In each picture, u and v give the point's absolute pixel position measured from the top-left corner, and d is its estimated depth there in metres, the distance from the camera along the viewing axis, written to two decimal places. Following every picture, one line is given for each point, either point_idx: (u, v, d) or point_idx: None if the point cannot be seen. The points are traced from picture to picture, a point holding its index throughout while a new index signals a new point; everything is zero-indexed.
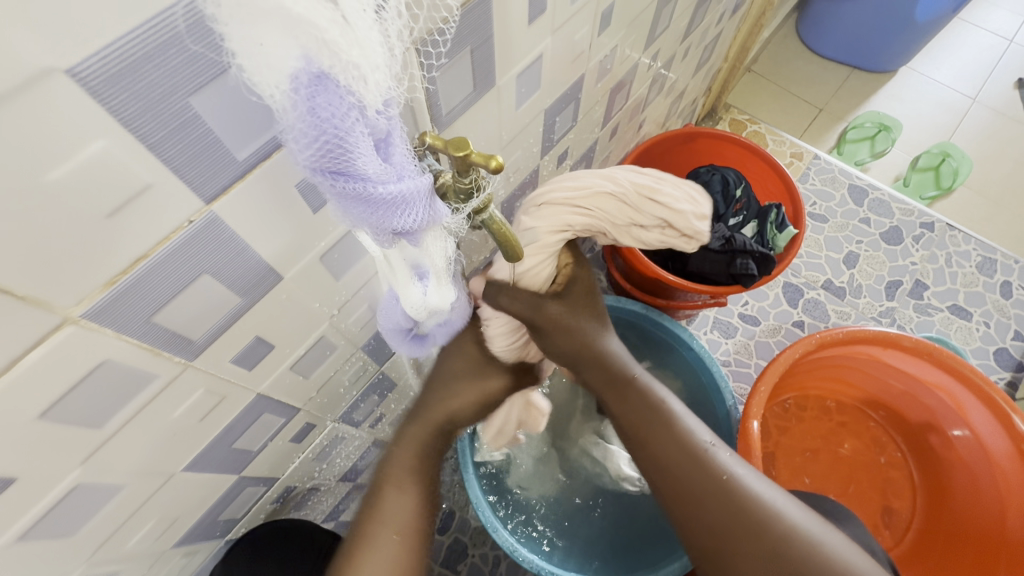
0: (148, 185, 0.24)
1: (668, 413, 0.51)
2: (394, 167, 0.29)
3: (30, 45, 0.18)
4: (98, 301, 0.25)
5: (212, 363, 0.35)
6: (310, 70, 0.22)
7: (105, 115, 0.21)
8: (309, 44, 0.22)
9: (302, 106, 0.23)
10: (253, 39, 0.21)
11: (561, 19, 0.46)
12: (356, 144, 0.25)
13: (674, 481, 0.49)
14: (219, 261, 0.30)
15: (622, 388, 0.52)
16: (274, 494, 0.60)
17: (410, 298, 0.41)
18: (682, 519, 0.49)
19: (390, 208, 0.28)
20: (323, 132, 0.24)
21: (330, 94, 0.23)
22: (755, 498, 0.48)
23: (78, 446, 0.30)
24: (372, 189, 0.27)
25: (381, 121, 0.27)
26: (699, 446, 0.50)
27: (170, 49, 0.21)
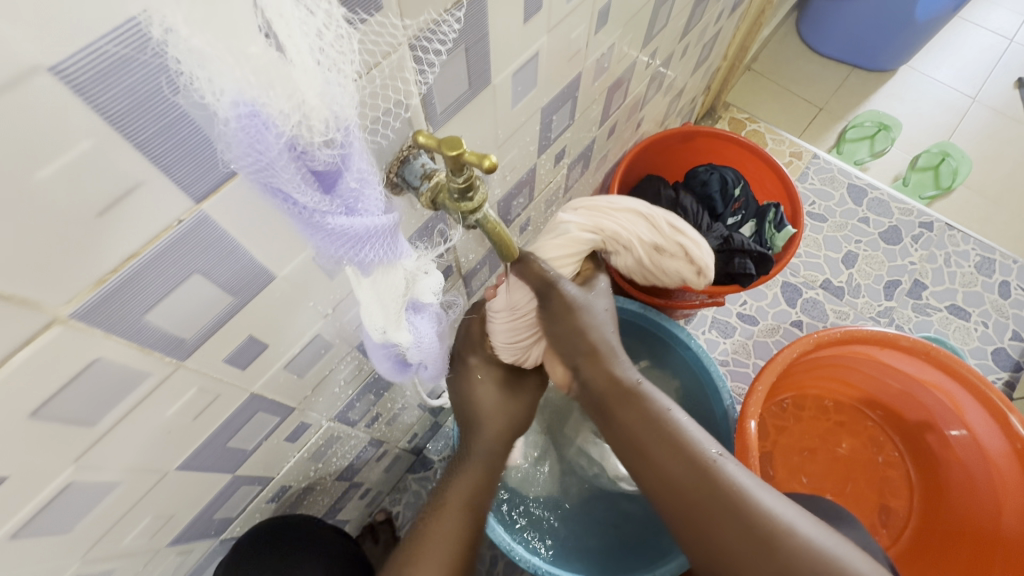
0: (138, 183, 0.24)
1: (671, 424, 0.48)
2: (343, 197, 0.29)
3: (14, 41, 0.17)
4: (87, 300, 0.25)
5: (205, 362, 0.35)
6: (245, 104, 0.23)
7: (92, 113, 0.21)
8: (244, 81, 0.22)
9: (239, 135, 0.23)
10: (191, 68, 0.21)
11: (558, 17, 0.46)
12: (292, 176, 0.26)
13: (679, 497, 0.46)
14: (210, 261, 0.30)
15: (623, 397, 0.49)
16: (271, 493, 0.60)
17: (373, 322, 0.39)
18: (689, 537, 0.46)
19: (332, 234, 0.30)
20: (256, 160, 0.24)
21: (265, 127, 0.23)
22: (765, 511, 0.44)
23: (69, 445, 0.30)
24: (307, 215, 0.28)
25: (328, 155, 0.27)
26: (706, 458, 0.47)
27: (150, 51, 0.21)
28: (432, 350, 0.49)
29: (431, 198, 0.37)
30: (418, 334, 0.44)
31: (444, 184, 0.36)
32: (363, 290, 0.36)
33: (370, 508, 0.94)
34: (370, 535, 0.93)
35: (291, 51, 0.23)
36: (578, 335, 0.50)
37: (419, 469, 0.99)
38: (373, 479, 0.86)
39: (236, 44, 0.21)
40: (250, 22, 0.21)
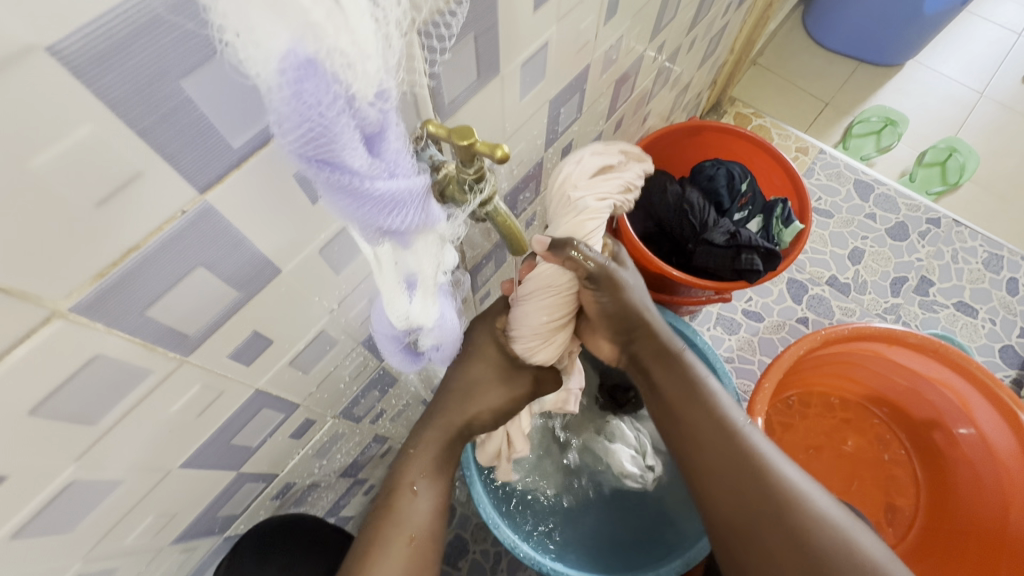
0: (139, 172, 0.23)
1: (705, 388, 0.55)
2: (386, 161, 0.27)
3: (8, 18, 0.16)
4: (88, 294, 0.24)
5: (209, 358, 0.34)
6: (296, 56, 0.21)
7: (90, 97, 0.20)
8: (299, 29, 0.20)
9: (289, 92, 0.21)
10: (240, 19, 0.20)
11: (568, 7, 0.45)
12: (344, 138, 0.24)
13: (707, 454, 0.53)
14: (215, 254, 0.29)
15: (668, 359, 0.56)
16: (275, 490, 0.59)
17: (397, 308, 0.38)
18: (712, 491, 0.52)
19: (378, 203, 0.28)
20: (308, 121, 0.22)
21: (318, 81, 0.21)
22: (782, 477, 0.51)
23: (71, 443, 0.29)
24: (356, 184, 0.26)
25: (373, 113, 0.25)
26: (734, 424, 0.54)
27: (179, 16, 0.20)
28: (452, 332, 0.48)
29: (438, 191, 0.35)
30: (442, 315, 0.43)
31: (453, 176, 0.35)
32: (387, 273, 0.35)
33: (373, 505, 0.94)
34: None
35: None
36: (623, 311, 0.54)
37: None
38: (377, 476, 0.86)
39: None
40: None
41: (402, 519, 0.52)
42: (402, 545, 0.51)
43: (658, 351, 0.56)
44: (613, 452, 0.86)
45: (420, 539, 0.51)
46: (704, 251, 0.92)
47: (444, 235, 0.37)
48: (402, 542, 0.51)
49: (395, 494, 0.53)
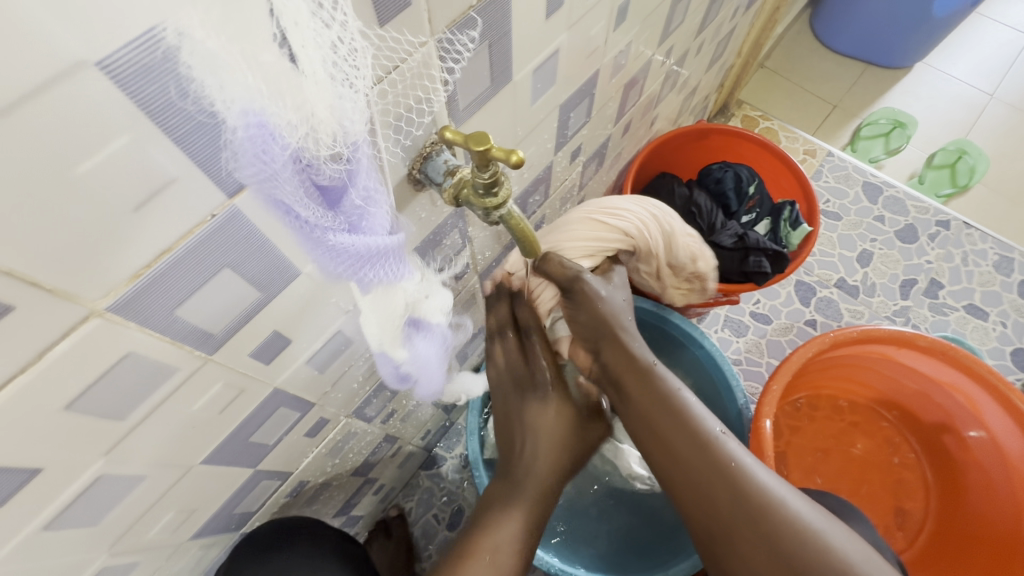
0: (173, 178, 0.24)
1: (680, 402, 0.55)
2: (343, 212, 0.30)
3: (64, 37, 0.18)
4: (123, 293, 0.25)
5: (231, 357, 0.35)
6: (256, 121, 0.23)
7: (132, 106, 0.21)
8: (253, 100, 0.22)
9: (248, 147, 0.24)
10: (211, 76, 0.21)
11: (578, 14, 0.46)
12: (295, 191, 0.26)
13: (680, 465, 0.54)
14: (240, 255, 0.30)
15: (643, 374, 0.56)
16: (288, 488, 0.60)
17: (376, 336, 0.39)
18: (690, 504, 0.53)
19: (332, 249, 0.30)
20: (262, 175, 0.25)
21: (274, 144, 0.24)
22: (760, 486, 0.51)
23: (100, 438, 0.31)
24: (307, 229, 0.28)
25: (331, 171, 0.28)
26: (708, 434, 0.53)
27: (194, 54, 0.21)
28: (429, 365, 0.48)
29: (453, 194, 0.37)
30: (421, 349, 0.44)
31: (468, 180, 0.36)
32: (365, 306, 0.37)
33: (383, 504, 0.95)
34: (383, 531, 0.94)
35: (302, 65, 0.23)
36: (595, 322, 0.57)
37: (431, 466, 1.00)
38: (387, 476, 0.87)
39: (251, 51, 0.21)
40: (265, 29, 0.21)
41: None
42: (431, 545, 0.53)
43: (627, 365, 0.56)
44: (622, 454, 0.85)
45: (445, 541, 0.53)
46: (712, 254, 0.92)
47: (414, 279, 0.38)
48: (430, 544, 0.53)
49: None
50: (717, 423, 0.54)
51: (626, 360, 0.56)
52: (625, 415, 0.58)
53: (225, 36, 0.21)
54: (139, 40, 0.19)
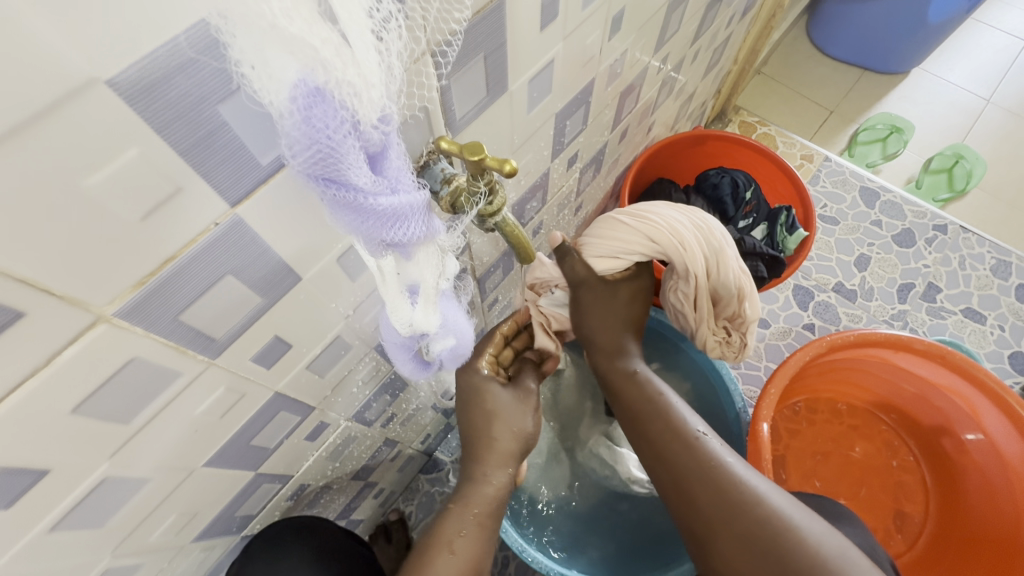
0: (179, 188, 0.25)
1: (662, 402, 0.57)
2: (388, 178, 0.29)
3: (77, 57, 0.19)
4: (129, 299, 0.26)
5: (232, 361, 0.36)
6: (307, 85, 0.23)
7: (140, 122, 0.22)
8: (309, 62, 0.23)
9: (298, 115, 0.24)
10: (255, 50, 0.22)
11: (573, 24, 0.47)
12: (349, 159, 0.26)
13: (664, 463, 0.55)
14: (241, 263, 0.31)
15: (629, 378, 0.60)
16: (288, 492, 0.61)
17: (401, 315, 0.39)
18: (674, 500, 0.54)
19: (381, 218, 0.29)
20: (316, 143, 0.25)
21: (327, 107, 0.24)
22: (740, 483, 0.51)
23: (105, 441, 0.31)
24: (359, 200, 0.28)
25: (376, 136, 0.28)
26: (689, 434, 0.55)
27: (208, 55, 0.22)
28: (461, 338, 0.48)
29: (450, 202, 0.37)
30: (447, 319, 0.44)
31: (464, 187, 0.37)
32: (389, 286, 0.37)
33: (383, 508, 0.95)
34: (382, 536, 0.94)
35: (351, 35, 0.24)
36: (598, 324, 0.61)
37: (431, 471, 1.01)
38: (388, 480, 0.88)
39: (309, 26, 0.22)
40: (312, 8, 0.23)
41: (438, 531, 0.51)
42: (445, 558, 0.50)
43: (617, 375, 0.61)
44: (621, 458, 0.86)
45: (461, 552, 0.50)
46: None
47: (444, 245, 0.39)
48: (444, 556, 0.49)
49: None
50: (699, 424, 0.55)
51: (614, 368, 0.61)
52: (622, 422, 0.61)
53: (292, 13, 0.22)
54: (189, 31, 0.21)
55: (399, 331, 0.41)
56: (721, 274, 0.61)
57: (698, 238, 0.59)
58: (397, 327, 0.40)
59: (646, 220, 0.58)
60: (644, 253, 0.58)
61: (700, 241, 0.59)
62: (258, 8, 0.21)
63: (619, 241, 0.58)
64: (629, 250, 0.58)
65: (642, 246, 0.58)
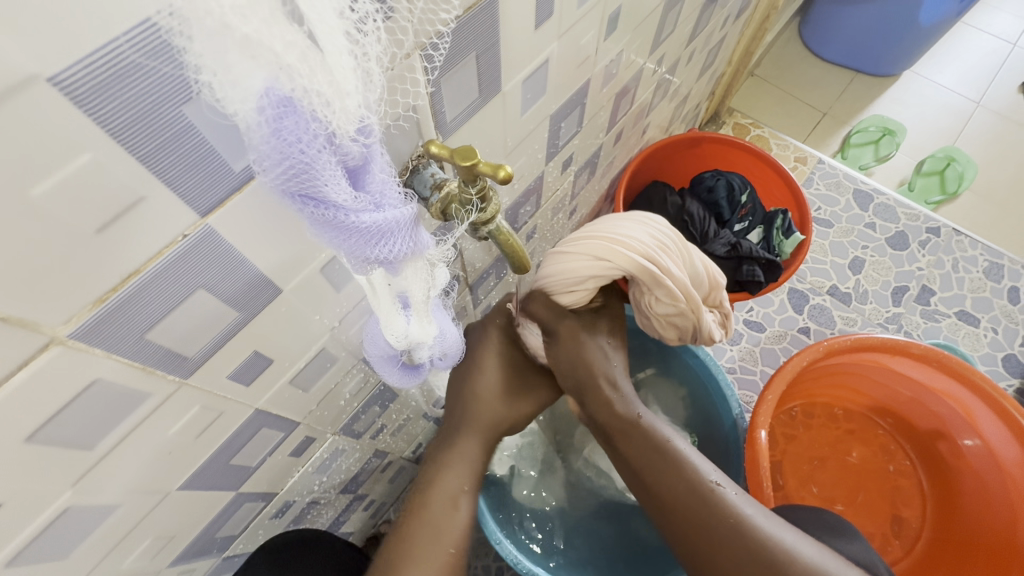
0: (140, 199, 0.22)
1: (672, 452, 0.53)
2: (372, 194, 0.27)
3: (12, 51, 0.16)
4: (87, 319, 0.24)
5: (209, 379, 0.34)
6: (274, 94, 0.21)
7: (91, 126, 0.19)
8: (274, 69, 0.21)
9: (267, 129, 0.22)
10: (213, 57, 0.20)
11: (568, 23, 0.45)
12: (326, 174, 0.24)
13: (678, 520, 0.52)
14: (215, 275, 0.29)
15: (628, 431, 0.54)
16: (273, 509, 0.58)
17: (393, 328, 0.38)
18: (691, 558, 0.51)
19: (365, 237, 0.27)
20: (288, 158, 0.23)
21: (298, 120, 0.22)
22: (765, 537, 0.49)
23: (66, 468, 0.29)
24: (340, 217, 0.26)
25: (355, 149, 0.25)
26: (706, 486, 0.51)
27: (158, 58, 0.20)
28: (451, 345, 0.46)
29: (440, 209, 0.36)
30: (441, 331, 0.43)
31: (455, 194, 0.35)
32: (380, 294, 0.35)
33: (373, 519, 0.93)
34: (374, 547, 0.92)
35: (322, 39, 0.21)
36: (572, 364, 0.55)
37: None
38: (378, 491, 0.85)
39: (271, 28, 0.20)
40: (278, 8, 0.20)
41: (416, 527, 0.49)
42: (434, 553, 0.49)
43: (617, 423, 0.55)
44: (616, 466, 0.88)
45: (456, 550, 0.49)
46: None
47: (435, 258, 0.36)
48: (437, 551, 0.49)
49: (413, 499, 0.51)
50: (711, 472, 0.52)
51: (613, 416, 0.55)
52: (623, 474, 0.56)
53: (248, 11, 0.19)
54: (134, 32, 0.19)
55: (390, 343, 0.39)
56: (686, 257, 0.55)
57: (654, 242, 0.52)
58: (389, 340, 0.38)
59: (583, 239, 0.52)
60: (604, 266, 0.52)
61: (656, 244, 0.52)
62: (208, 4, 0.19)
63: (568, 269, 0.52)
64: (592, 269, 0.52)
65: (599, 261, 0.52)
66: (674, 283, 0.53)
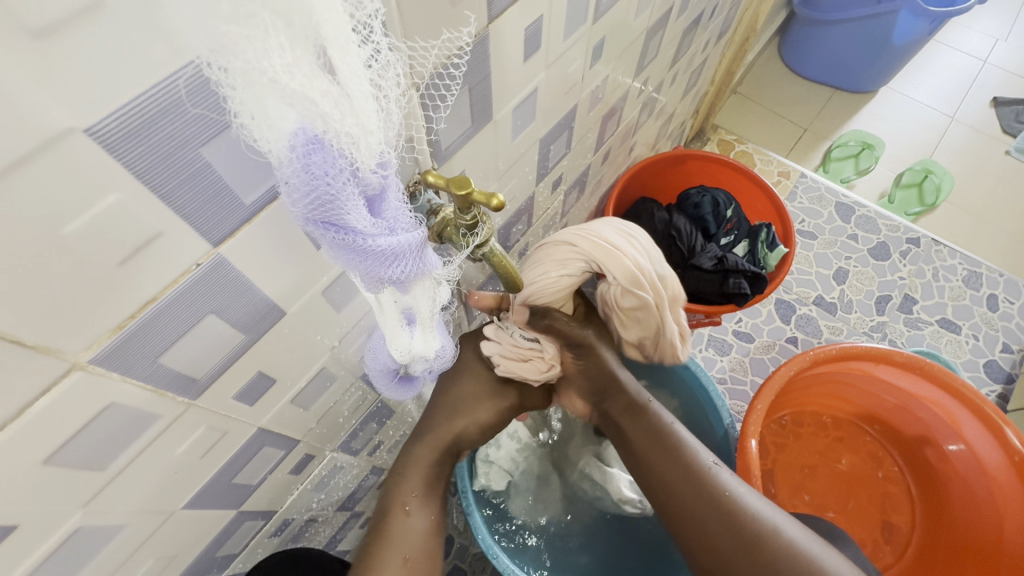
0: (160, 232, 0.24)
1: (673, 434, 0.55)
2: (386, 220, 0.29)
3: (55, 108, 0.18)
4: (106, 345, 0.25)
5: (214, 400, 0.35)
6: (306, 134, 0.23)
7: (121, 169, 0.21)
8: (309, 114, 0.23)
9: (297, 164, 0.23)
10: (254, 104, 0.21)
11: (556, 54, 0.48)
12: (348, 203, 0.26)
13: (673, 497, 0.53)
14: (224, 300, 0.30)
15: (638, 412, 0.57)
16: (272, 527, 0.59)
17: (399, 344, 0.39)
18: (688, 536, 0.52)
19: (379, 259, 0.29)
20: (316, 189, 0.24)
21: (326, 155, 0.24)
22: (756, 515, 0.51)
23: (78, 490, 0.30)
24: (358, 241, 0.27)
25: (375, 179, 0.27)
26: (701, 465, 0.53)
27: (195, 100, 0.22)
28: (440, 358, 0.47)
29: (438, 233, 0.38)
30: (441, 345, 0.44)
31: (451, 219, 0.37)
32: (388, 309, 0.36)
33: None
34: None
35: (350, 87, 0.23)
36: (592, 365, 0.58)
37: None
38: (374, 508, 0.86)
39: (309, 80, 0.22)
40: (315, 64, 0.22)
41: (393, 543, 0.49)
42: (398, 567, 0.49)
43: (627, 409, 0.57)
44: (611, 478, 0.87)
45: (416, 559, 0.50)
46: (693, 276, 0.96)
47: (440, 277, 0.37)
48: (397, 563, 0.49)
49: (389, 519, 0.51)
50: (709, 455, 0.54)
51: (624, 404, 0.57)
52: (623, 454, 0.58)
53: (293, 68, 0.21)
54: (179, 74, 0.21)
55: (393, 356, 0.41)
56: (625, 252, 0.51)
57: (622, 235, 0.52)
58: (393, 354, 0.40)
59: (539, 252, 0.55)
60: (547, 268, 0.53)
61: (622, 240, 0.52)
62: (262, 64, 0.20)
63: (542, 259, 0.54)
64: (540, 272, 0.54)
65: (545, 263, 0.53)
66: (634, 268, 0.51)
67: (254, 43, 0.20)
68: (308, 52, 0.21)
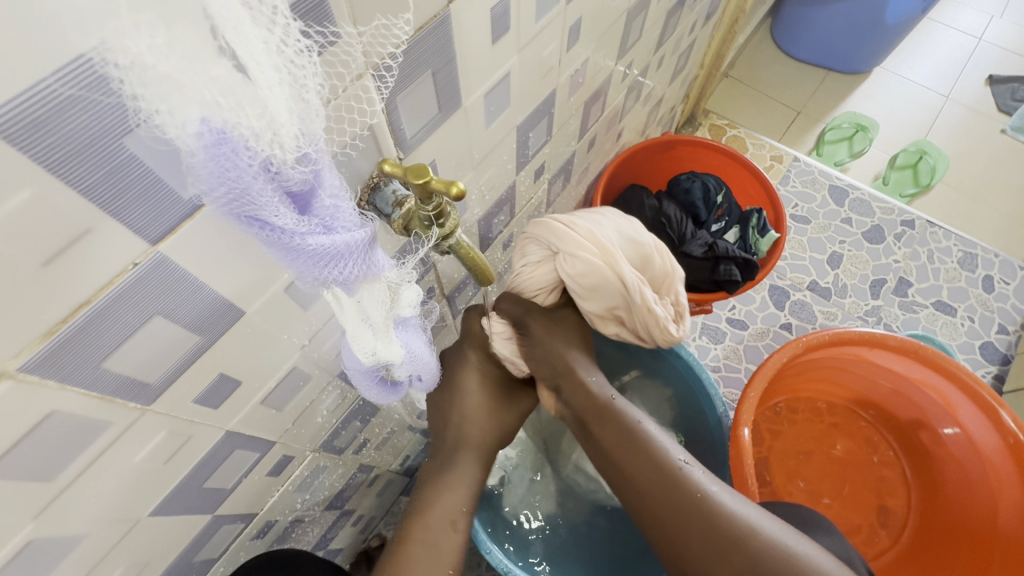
0: (88, 228, 0.23)
1: (642, 433, 0.54)
2: (320, 218, 0.28)
3: None
4: (37, 352, 0.24)
5: (172, 405, 0.34)
6: (209, 126, 0.22)
7: (29, 163, 0.20)
8: (204, 104, 0.21)
9: (203, 158, 0.22)
10: (149, 91, 0.20)
11: (527, 36, 0.46)
12: (265, 200, 0.25)
13: (642, 497, 0.53)
14: (171, 302, 0.29)
15: (603, 411, 0.55)
16: (254, 530, 0.58)
17: (361, 345, 0.38)
18: (661, 536, 0.52)
19: (314, 258, 0.28)
20: (227, 184, 0.23)
21: (234, 149, 0.22)
22: (730, 514, 0.50)
23: (25, 502, 0.29)
24: (285, 239, 0.26)
25: (299, 174, 0.26)
26: (673, 465, 0.52)
27: (100, 88, 0.20)
28: (425, 362, 0.46)
29: (403, 225, 0.37)
30: (411, 350, 0.43)
31: (415, 211, 0.36)
32: (346, 305, 0.35)
33: (364, 535, 0.93)
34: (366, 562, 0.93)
35: (253, 71, 0.22)
36: (551, 359, 0.57)
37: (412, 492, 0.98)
38: (366, 506, 0.85)
39: (195, 66, 0.20)
40: (206, 43, 0.20)
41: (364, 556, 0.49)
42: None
43: (592, 405, 0.55)
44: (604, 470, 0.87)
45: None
46: (683, 263, 0.94)
47: (395, 281, 0.36)
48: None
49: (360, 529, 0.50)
50: (680, 453, 0.54)
51: (586, 398, 0.56)
52: (593, 452, 0.57)
53: (166, 50, 0.19)
54: (66, 69, 0.19)
55: (362, 358, 0.38)
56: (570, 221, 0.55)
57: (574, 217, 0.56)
58: (358, 356, 0.38)
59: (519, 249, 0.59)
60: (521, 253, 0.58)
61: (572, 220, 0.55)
62: (128, 43, 0.19)
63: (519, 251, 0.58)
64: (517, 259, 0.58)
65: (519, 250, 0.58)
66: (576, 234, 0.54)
67: (114, 19, 0.19)
68: (196, 31, 0.20)
